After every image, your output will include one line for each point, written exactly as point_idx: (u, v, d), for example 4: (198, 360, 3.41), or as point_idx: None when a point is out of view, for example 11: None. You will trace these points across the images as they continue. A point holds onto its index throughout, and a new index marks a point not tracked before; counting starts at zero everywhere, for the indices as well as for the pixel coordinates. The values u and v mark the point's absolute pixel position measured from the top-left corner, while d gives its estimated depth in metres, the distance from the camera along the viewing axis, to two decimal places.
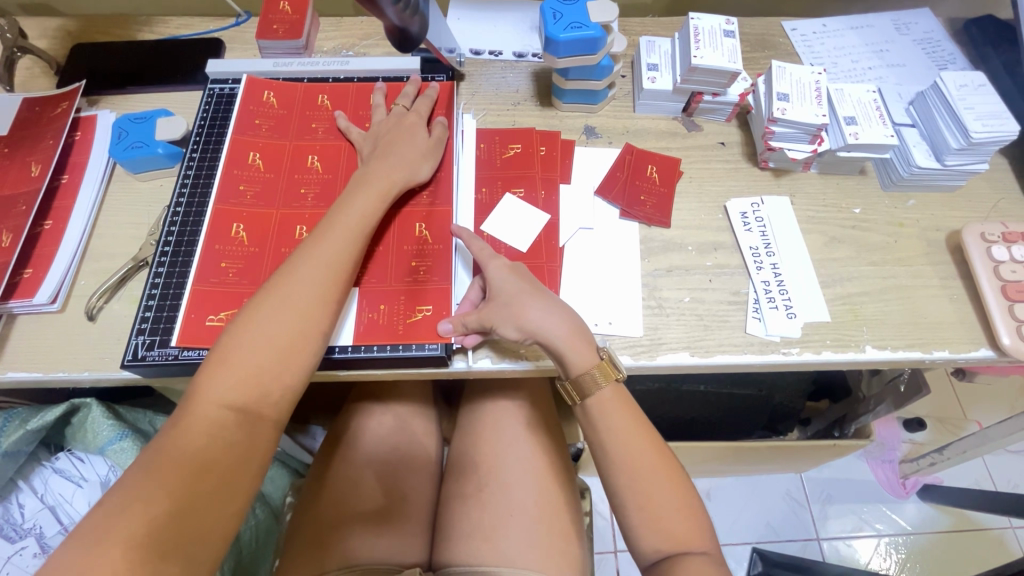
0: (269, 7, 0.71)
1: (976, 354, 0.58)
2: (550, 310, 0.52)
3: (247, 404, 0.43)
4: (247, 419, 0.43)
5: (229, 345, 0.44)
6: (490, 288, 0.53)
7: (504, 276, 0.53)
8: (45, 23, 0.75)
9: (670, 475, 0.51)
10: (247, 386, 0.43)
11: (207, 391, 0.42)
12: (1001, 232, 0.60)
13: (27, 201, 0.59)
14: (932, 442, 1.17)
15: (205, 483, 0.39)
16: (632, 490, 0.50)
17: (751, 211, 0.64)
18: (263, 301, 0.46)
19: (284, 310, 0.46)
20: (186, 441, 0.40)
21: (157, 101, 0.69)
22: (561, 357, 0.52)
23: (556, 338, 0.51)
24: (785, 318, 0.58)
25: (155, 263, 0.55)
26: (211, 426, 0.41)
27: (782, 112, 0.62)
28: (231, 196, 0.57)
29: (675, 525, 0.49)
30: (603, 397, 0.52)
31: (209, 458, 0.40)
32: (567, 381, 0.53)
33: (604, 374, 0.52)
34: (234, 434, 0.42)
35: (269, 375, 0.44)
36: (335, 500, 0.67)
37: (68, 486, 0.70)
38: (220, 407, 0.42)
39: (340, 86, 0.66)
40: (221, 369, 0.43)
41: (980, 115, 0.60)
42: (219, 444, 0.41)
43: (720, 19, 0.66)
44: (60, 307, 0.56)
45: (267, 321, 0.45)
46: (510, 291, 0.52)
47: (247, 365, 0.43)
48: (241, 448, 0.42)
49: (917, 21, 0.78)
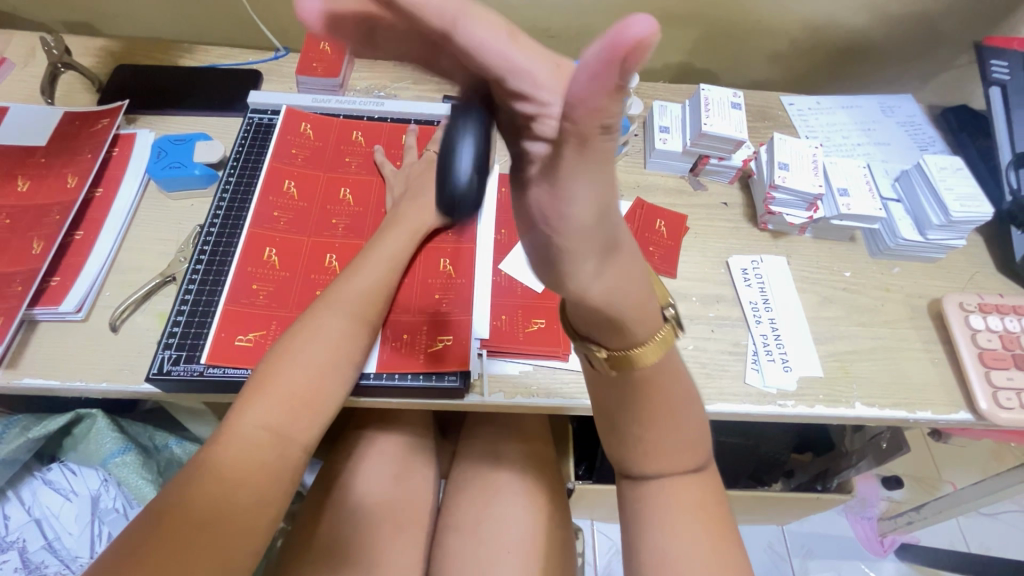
0: (309, 46, 0.76)
1: (956, 417, 0.61)
2: (621, 235, 0.31)
3: (282, 427, 0.46)
4: (280, 440, 0.45)
5: (267, 372, 0.48)
6: (556, 197, 0.26)
7: (592, 204, 0.26)
8: (90, 43, 0.79)
9: (688, 404, 0.41)
10: (281, 410, 0.46)
11: (245, 412, 0.45)
12: (977, 303, 0.66)
13: (61, 211, 0.61)
14: (908, 501, 1.21)
15: (238, 498, 0.41)
16: (639, 430, 0.41)
17: (751, 268, 0.68)
18: (299, 333, 0.50)
19: (320, 340, 0.50)
20: (223, 455, 0.42)
21: (194, 123, 0.72)
22: (607, 310, 0.34)
23: (605, 298, 0.33)
24: (781, 371, 0.61)
25: (187, 280, 0.57)
26: (248, 443, 0.44)
27: (782, 180, 0.67)
28: (266, 222, 0.60)
29: (676, 459, 0.41)
30: (652, 371, 0.39)
31: (246, 473, 0.42)
32: (610, 352, 0.38)
33: (660, 348, 0.38)
34: (267, 453, 0.44)
35: (304, 400, 0.47)
36: (333, 527, 0.66)
37: (57, 498, 0.69)
38: (257, 428, 0.44)
39: (374, 124, 0.70)
40: (259, 395, 0.46)
41: (958, 196, 0.66)
42: (252, 461, 0.43)
43: (728, 92, 0.72)
44: (84, 316, 0.57)
45: (304, 349, 0.49)
46: (581, 236, 0.28)
47: (284, 390, 0.47)
48: (273, 466, 0.44)
49: (901, 105, 0.86)
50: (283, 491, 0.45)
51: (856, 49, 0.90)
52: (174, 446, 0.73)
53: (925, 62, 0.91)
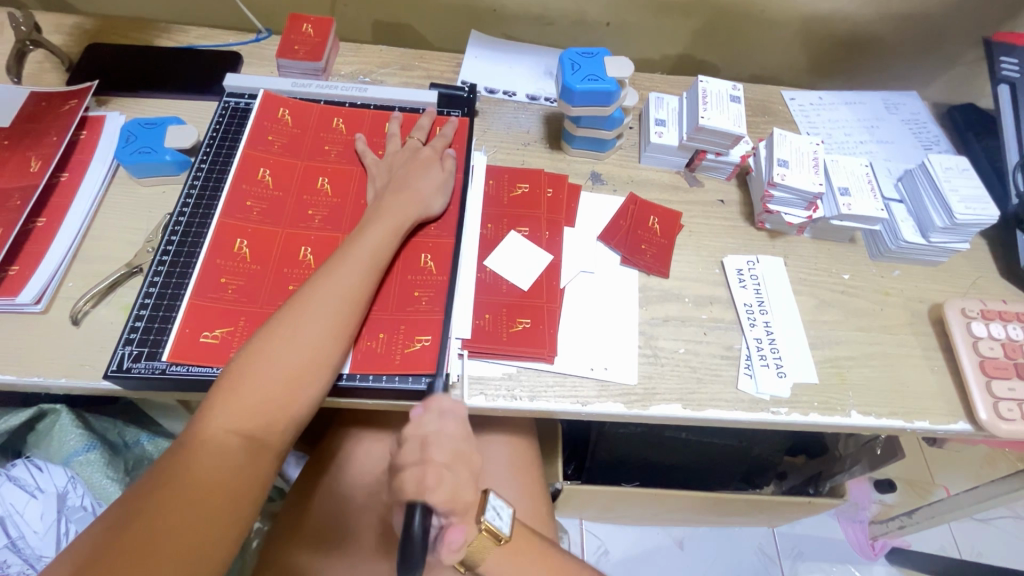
0: (292, 28, 0.72)
1: (955, 427, 0.59)
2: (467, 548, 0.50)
3: (254, 429, 0.44)
4: (252, 443, 0.44)
5: (240, 374, 0.46)
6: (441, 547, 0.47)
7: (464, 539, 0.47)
8: (61, 20, 0.75)
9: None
10: (254, 414, 0.45)
11: (215, 414, 0.44)
12: (979, 309, 0.63)
13: (22, 196, 0.57)
14: (901, 504, 1.20)
15: (210, 500, 0.41)
16: None
17: (747, 268, 0.66)
18: (274, 330, 0.48)
19: (297, 341, 0.48)
20: (194, 460, 0.42)
21: (168, 107, 0.69)
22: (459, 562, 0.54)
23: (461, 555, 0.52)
24: (775, 377, 0.59)
25: (151, 271, 0.54)
26: (220, 448, 0.43)
27: (781, 178, 0.65)
28: (238, 212, 0.57)
29: None
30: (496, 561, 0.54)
31: (217, 478, 0.42)
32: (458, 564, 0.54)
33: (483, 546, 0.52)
34: (240, 456, 0.43)
35: (278, 402, 0.46)
36: (314, 523, 0.64)
37: (22, 496, 0.66)
38: (229, 432, 0.44)
39: (356, 111, 0.67)
40: (231, 397, 0.45)
41: (963, 198, 0.63)
42: (223, 464, 0.42)
43: (728, 84, 0.69)
44: (44, 308, 0.54)
45: (279, 349, 0.47)
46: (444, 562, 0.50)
47: (256, 394, 0.45)
48: (245, 466, 0.43)
49: (905, 102, 0.84)
50: (256, 490, 0.44)
51: (860, 45, 0.87)
52: (146, 442, 0.72)
53: (931, 58, 0.88)
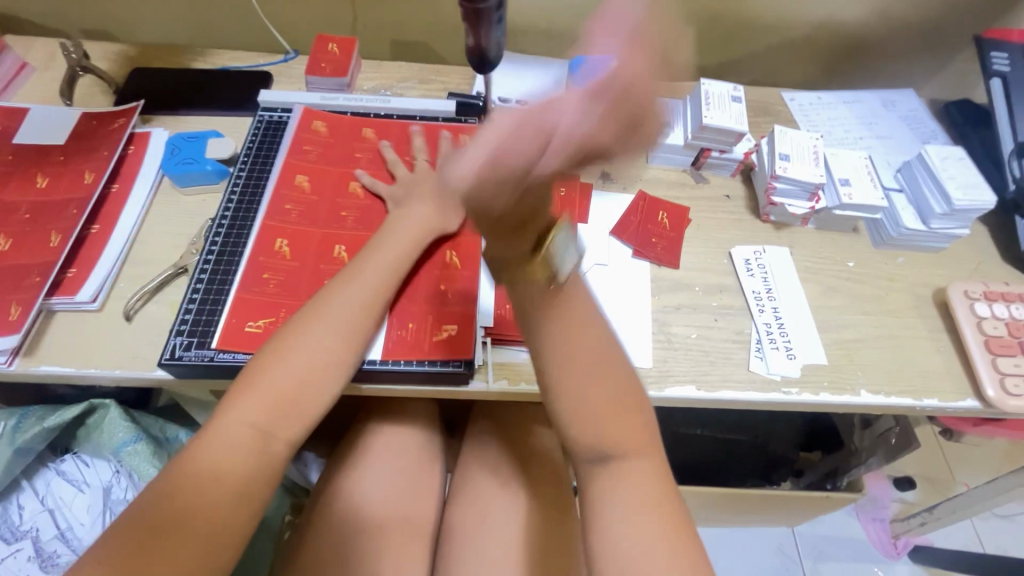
0: (318, 47, 0.78)
1: (964, 404, 0.61)
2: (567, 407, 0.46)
3: (265, 425, 0.47)
4: (263, 437, 0.47)
5: (256, 373, 0.49)
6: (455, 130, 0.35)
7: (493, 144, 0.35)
8: (108, 48, 0.82)
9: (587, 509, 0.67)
10: (266, 410, 0.48)
11: (229, 409, 0.47)
12: (982, 290, 0.66)
13: (78, 205, 0.62)
14: (922, 502, 1.20)
15: (218, 488, 0.44)
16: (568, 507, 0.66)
17: (754, 258, 0.69)
18: (296, 329, 0.51)
19: (311, 343, 0.51)
20: (204, 451, 0.45)
21: (206, 123, 0.74)
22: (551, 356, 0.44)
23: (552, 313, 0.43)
24: (785, 358, 0.62)
25: (198, 269, 0.58)
26: (232, 441, 0.46)
27: (783, 171, 0.68)
28: (277, 214, 0.61)
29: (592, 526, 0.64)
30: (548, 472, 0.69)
31: (227, 468, 0.45)
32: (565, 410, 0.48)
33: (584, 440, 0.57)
34: (249, 449, 0.46)
35: (290, 399, 0.49)
36: (331, 529, 0.63)
37: (70, 489, 0.70)
38: (243, 426, 0.46)
39: (381, 121, 0.72)
40: (244, 395, 0.48)
41: (960, 184, 0.67)
42: (233, 457, 0.45)
43: (728, 86, 0.74)
44: (99, 306, 0.58)
45: (298, 349, 0.50)
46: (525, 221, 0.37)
47: (269, 391, 0.48)
48: (255, 463, 0.46)
49: (902, 100, 0.87)
50: (262, 482, 0.46)
51: (855, 46, 0.91)
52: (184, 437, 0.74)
53: (926, 57, 0.91)
